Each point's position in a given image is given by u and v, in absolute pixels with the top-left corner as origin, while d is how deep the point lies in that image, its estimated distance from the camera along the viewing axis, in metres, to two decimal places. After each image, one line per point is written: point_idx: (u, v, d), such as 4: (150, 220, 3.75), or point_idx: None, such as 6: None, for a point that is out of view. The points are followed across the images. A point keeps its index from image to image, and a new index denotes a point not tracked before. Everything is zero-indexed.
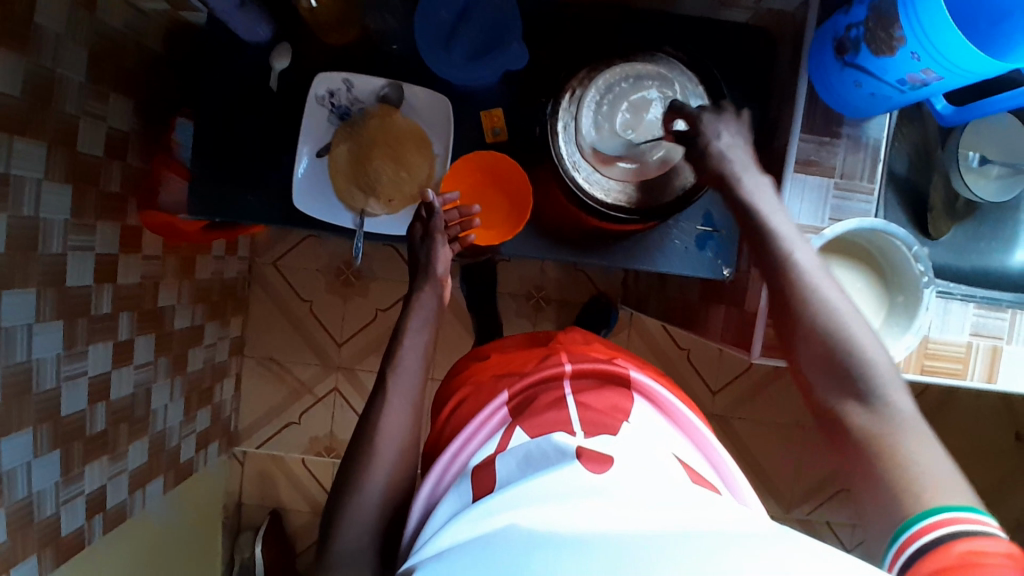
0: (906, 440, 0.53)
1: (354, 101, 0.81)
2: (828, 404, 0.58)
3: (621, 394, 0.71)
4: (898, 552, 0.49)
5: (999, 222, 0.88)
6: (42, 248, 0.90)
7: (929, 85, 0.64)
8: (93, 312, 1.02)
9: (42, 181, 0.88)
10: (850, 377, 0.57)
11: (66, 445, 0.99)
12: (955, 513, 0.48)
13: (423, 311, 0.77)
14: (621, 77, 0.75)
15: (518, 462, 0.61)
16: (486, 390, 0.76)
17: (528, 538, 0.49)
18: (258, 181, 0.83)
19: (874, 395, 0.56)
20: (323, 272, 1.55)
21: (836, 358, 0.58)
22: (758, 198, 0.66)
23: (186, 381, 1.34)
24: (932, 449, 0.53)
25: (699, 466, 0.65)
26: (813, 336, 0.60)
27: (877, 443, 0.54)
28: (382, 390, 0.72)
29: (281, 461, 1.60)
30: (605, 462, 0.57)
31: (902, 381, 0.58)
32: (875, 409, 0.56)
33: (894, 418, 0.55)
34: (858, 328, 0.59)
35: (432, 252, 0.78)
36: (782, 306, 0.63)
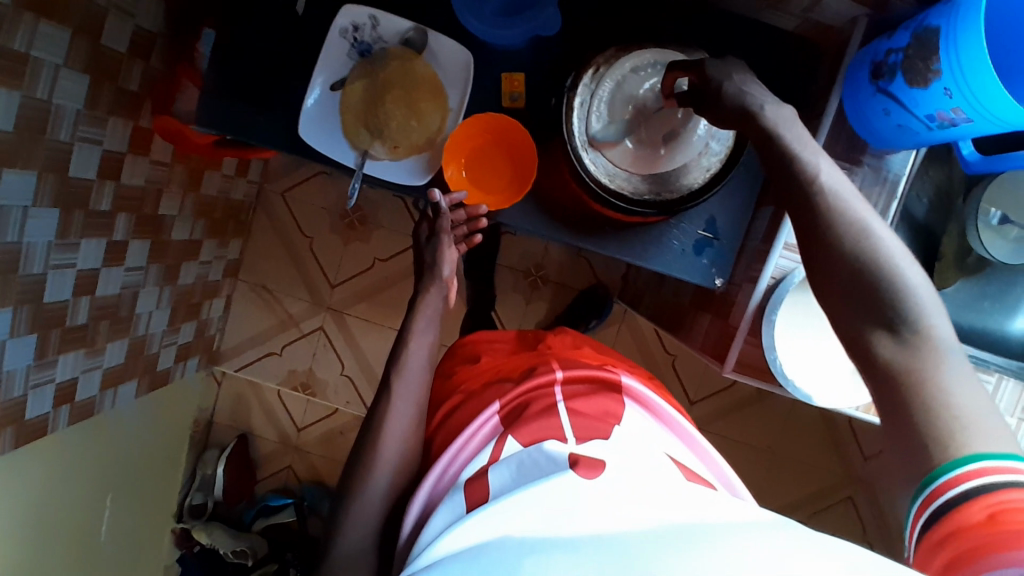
0: (940, 371, 0.47)
1: (377, 39, 0.80)
2: (852, 332, 0.51)
3: (613, 399, 0.71)
4: (921, 508, 0.45)
5: (1008, 284, 0.85)
6: (50, 133, 0.89)
7: (957, 126, 0.61)
8: (91, 206, 1.02)
9: (60, 68, 0.87)
10: (877, 303, 0.50)
11: (44, 332, 1.00)
12: (991, 459, 0.43)
13: (428, 311, 0.80)
14: (649, 62, 0.73)
15: (511, 472, 0.60)
16: (476, 400, 0.76)
17: (526, 546, 0.48)
18: (268, 105, 0.82)
19: (905, 322, 0.49)
20: (328, 211, 1.55)
21: (863, 285, 0.50)
22: (783, 128, 0.58)
23: (174, 292, 1.35)
24: (964, 376, 0.47)
25: (693, 464, 0.66)
26: (836, 268, 0.52)
27: (907, 377, 0.47)
28: (386, 392, 0.74)
29: (257, 388, 1.62)
30: (598, 468, 0.56)
31: (939, 304, 0.50)
32: (904, 339, 0.49)
33: (930, 344, 0.48)
34: (893, 247, 0.51)
35: (438, 253, 0.82)
36: (810, 238, 0.54)
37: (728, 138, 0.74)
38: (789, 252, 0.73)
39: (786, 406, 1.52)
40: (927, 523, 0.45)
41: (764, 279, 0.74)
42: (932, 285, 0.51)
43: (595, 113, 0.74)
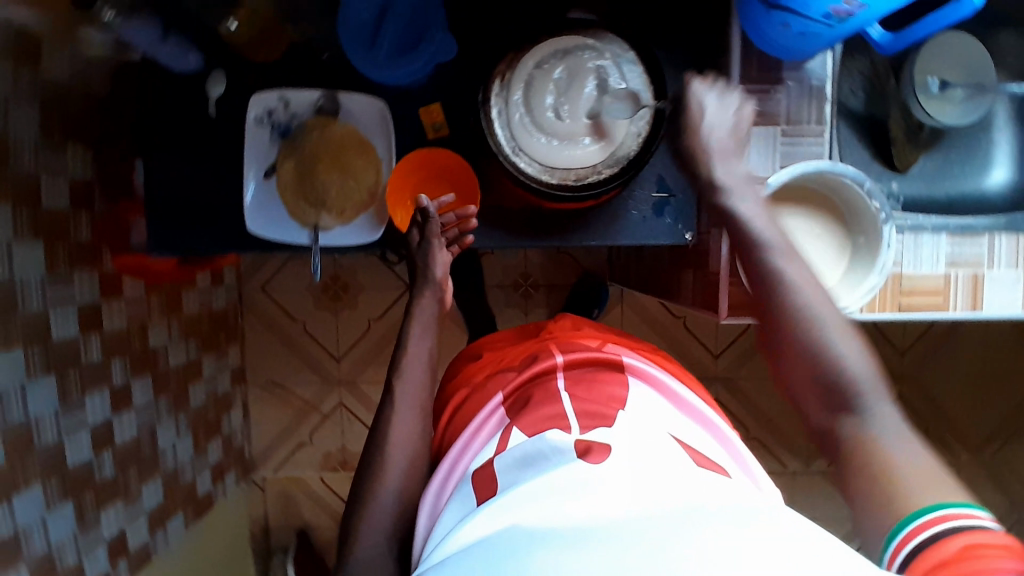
0: (896, 454, 0.55)
1: (292, 116, 0.81)
2: (819, 418, 0.62)
3: (616, 382, 0.70)
4: (898, 552, 0.49)
5: (969, 145, 0.86)
6: (21, 306, 0.92)
7: (855, 14, 0.61)
8: (83, 362, 1.04)
9: (12, 243, 0.90)
10: (837, 391, 0.61)
11: (78, 496, 1.02)
12: (954, 508, 0.49)
13: (422, 317, 0.80)
14: (550, 53, 0.74)
15: (515, 461, 0.60)
16: (481, 393, 0.77)
17: (531, 529, 0.48)
18: (212, 212, 0.84)
19: (856, 405, 0.60)
20: (310, 290, 1.56)
21: (826, 372, 0.61)
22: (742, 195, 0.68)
23: (190, 416, 1.36)
24: (909, 446, 0.56)
25: (711, 449, 0.65)
26: (802, 358, 0.63)
27: (859, 448, 0.57)
28: (390, 399, 0.75)
29: (299, 481, 1.62)
30: (605, 452, 0.57)
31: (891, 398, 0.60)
32: (859, 418, 0.59)
33: (885, 433, 0.57)
34: (841, 343, 0.62)
35: (430, 256, 0.79)
36: (778, 325, 0.65)
37: (641, 75, 0.75)
38: None
39: None
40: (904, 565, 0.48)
41: None
42: (885, 383, 0.61)
43: (515, 119, 0.74)
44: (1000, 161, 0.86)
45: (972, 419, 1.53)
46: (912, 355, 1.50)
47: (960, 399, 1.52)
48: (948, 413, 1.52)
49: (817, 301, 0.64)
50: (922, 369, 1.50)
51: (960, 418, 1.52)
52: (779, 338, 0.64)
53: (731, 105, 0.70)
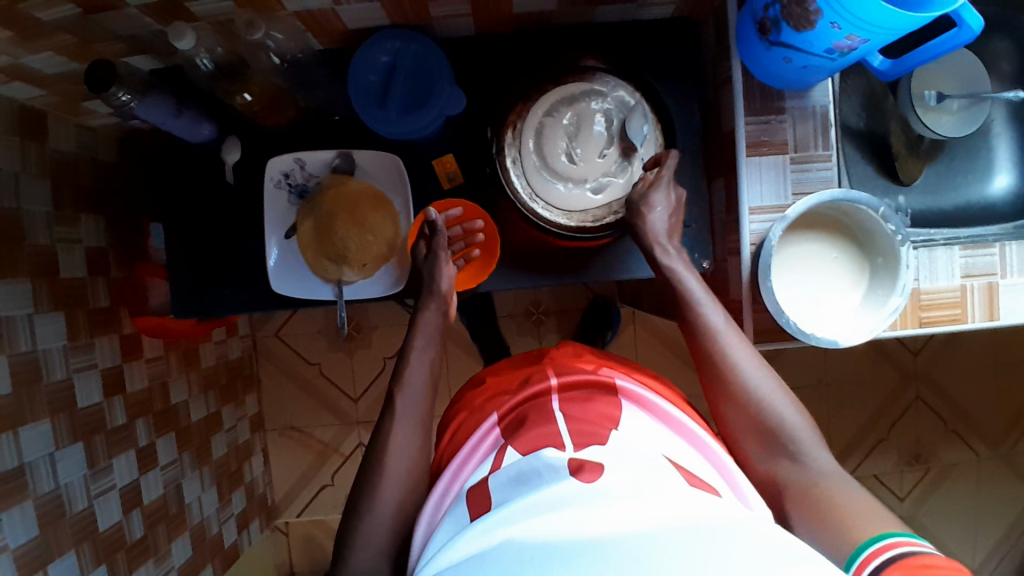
0: (835, 488, 0.61)
1: (309, 176, 0.83)
2: (762, 466, 0.67)
3: (610, 402, 0.70)
4: (860, 569, 0.53)
5: (968, 155, 0.88)
6: (46, 377, 0.93)
7: (857, 48, 0.63)
8: (109, 426, 1.05)
9: (33, 315, 0.91)
10: (778, 440, 0.66)
11: (110, 559, 1.02)
12: (900, 536, 0.53)
13: (427, 330, 0.78)
14: (558, 102, 0.76)
15: (509, 480, 0.60)
16: (477, 413, 0.78)
17: (533, 550, 0.50)
18: (233, 273, 0.85)
19: (798, 452, 0.65)
20: (324, 333, 1.57)
21: (760, 417, 0.67)
22: (683, 273, 0.73)
23: (214, 468, 1.36)
24: (851, 487, 0.62)
25: (692, 463, 0.64)
26: (743, 408, 0.68)
27: (811, 491, 0.62)
28: (388, 412, 0.74)
29: (322, 523, 1.61)
30: (597, 471, 0.57)
31: (821, 439, 0.67)
32: (802, 463, 0.65)
33: (821, 473, 0.63)
34: (773, 392, 0.68)
35: (436, 268, 0.78)
36: (712, 379, 0.70)
37: (645, 113, 0.77)
38: (756, 215, 0.76)
39: None
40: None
41: (745, 247, 0.75)
42: (813, 426, 0.67)
43: (530, 167, 0.76)
44: (1002, 168, 0.88)
45: (990, 413, 1.54)
46: (928, 354, 1.52)
47: (977, 393, 1.53)
48: (964, 408, 1.53)
49: (748, 359, 0.70)
50: (937, 366, 1.52)
51: (981, 413, 1.54)
52: (720, 393, 0.70)
53: (670, 192, 0.74)
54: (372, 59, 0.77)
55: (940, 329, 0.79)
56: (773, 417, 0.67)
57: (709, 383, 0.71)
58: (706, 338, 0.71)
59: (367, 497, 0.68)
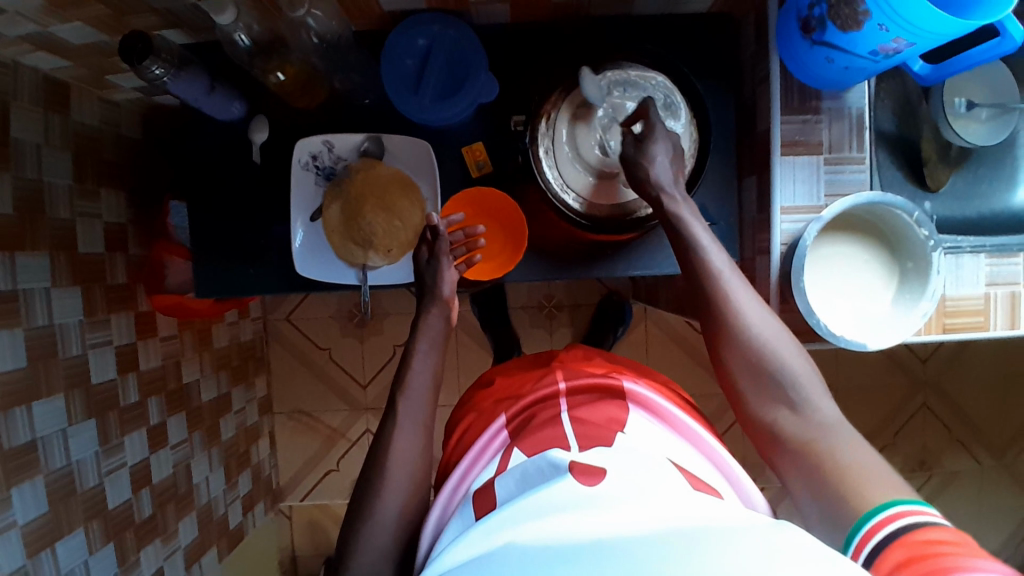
0: (835, 441, 0.59)
1: (337, 159, 0.82)
2: (759, 413, 0.64)
3: (615, 405, 0.70)
4: (862, 544, 0.51)
5: (998, 163, 0.88)
6: (62, 352, 0.92)
7: (902, 51, 0.62)
8: (122, 403, 1.04)
9: (50, 290, 0.91)
10: (777, 387, 0.63)
11: (119, 536, 1.02)
12: (907, 504, 0.51)
13: (429, 333, 0.77)
14: (595, 92, 0.75)
15: (515, 482, 0.61)
16: (487, 413, 0.78)
17: (527, 551, 0.49)
18: (256, 254, 0.85)
19: (800, 401, 0.62)
20: (335, 318, 1.56)
21: (761, 363, 0.64)
22: (688, 217, 0.70)
23: (222, 449, 1.36)
24: (859, 445, 0.58)
25: (700, 468, 0.65)
26: (743, 352, 0.65)
27: (809, 445, 0.60)
28: (393, 413, 0.73)
29: (327, 509, 1.61)
30: (597, 474, 0.57)
31: (824, 385, 0.63)
32: (802, 413, 0.62)
33: (824, 425, 0.61)
34: (776, 337, 0.65)
35: (439, 274, 0.78)
36: (712, 320, 0.67)
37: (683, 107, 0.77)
38: (788, 215, 0.76)
39: None
40: (869, 559, 0.50)
41: (777, 246, 0.75)
42: (816, 368, 0.64)
43: (562, 158, 0.76)
44: None
45: (997, 423, 1.55)
46: (939, 362, 1.52)
47: (986, 402, 1.54)
48: (972, 417, 1.53)
49: (750, 301, 0.67)
50: (947, 375, 1.52)
51: (989, 421, 1.54)
52: (720, 336, 0.66)
53: (667, 139, 0.71)
54: (408, 44, 0.77)
55: (965, 336, 0.78)
56: (775, 365, 0.63)
57: (708, 324, 0.68)
58: (709, 281, 0.67)
59: (389, 482, 0.69)
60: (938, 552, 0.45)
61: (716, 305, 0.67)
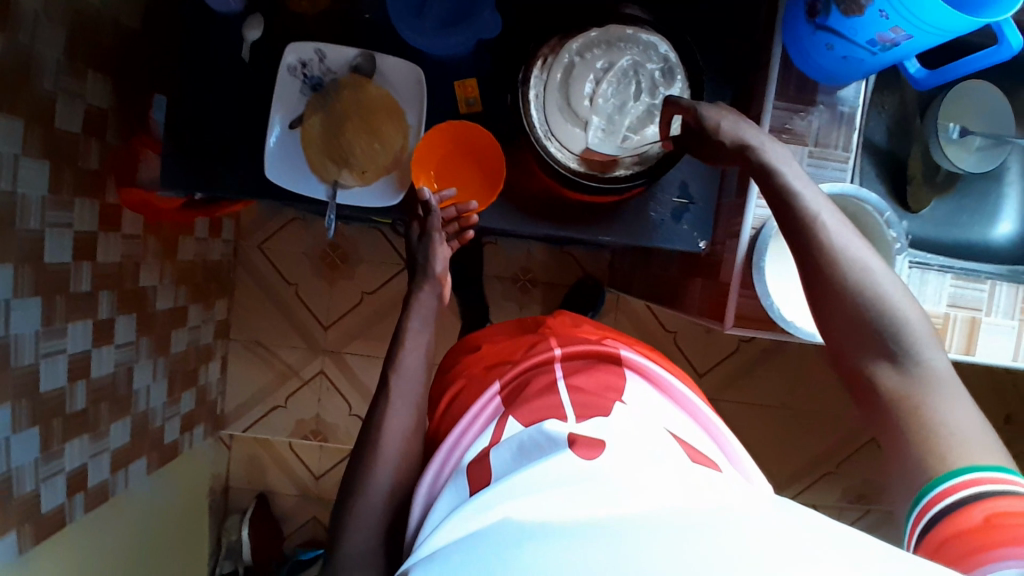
0: (940, 399, 0.55)
1: (327, 71, 0.81)
2: (858, 368, 0.59)
3: (613, 371, 0.73)
4: (923, 511, 0.51)
5: (980, 196, 0.88)
6: (20, 223, 0.89)
7: (899, 45, 0.62)
8: (72, 289, 1.01)
9: (20, 157, 0.87)
10: (881, 340, 0.58)
11: (46, 422, 0.98)
12: (988, 472, 0.50)
13: (422, 311, 0.82)
14: (594, 44, 0.74)
15: (512, 453, 0.60)
16: (476, 385, 0.78)
17: (527, 528, 0.47)
18: (230, 156, 0.82)
19: (905, 356, 0.58)
20: (308, 255, 1.54)
21: (862, 309, 0.59)
22: (779, 163, 0.66)
23: (169, 362, 1.33)
24: (959, 404, 0.55)
25: (696, 435, 0.67)
26: (843, 304, 0.60)
27: (909, 406, 0.56)
28: (385, 393, 0.75)
29: (267, 444, 1.60)
30: (599, 447, 0.56)
31: (936, 340, 0.59)
32: (906, 369, 0.57)
33: (932, 380, 0.56)
34: (890, 285, 0.60)
35: (430, 251, 0.81)
36: (813, 269, 0.62)
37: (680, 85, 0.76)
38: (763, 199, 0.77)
39: (793, 359, 1.54)
40: (928, 526, 0.51)
41: (746, 230, 0.77)
42: (931, 325, 0.60)
43: (551, 103, 0.75)
44: (1006, 216, 0.88)
45: None
46: None
47: None
48: None
49: (853, 242, 0.62)
50: None
51: None
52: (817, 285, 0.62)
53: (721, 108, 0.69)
54: None
55: None
56: (883, 319, 0.59)
57: (805, 271, 0.63)
58: (812, 228, 0.63)
59: None
60: (1004, 530, 0.45)
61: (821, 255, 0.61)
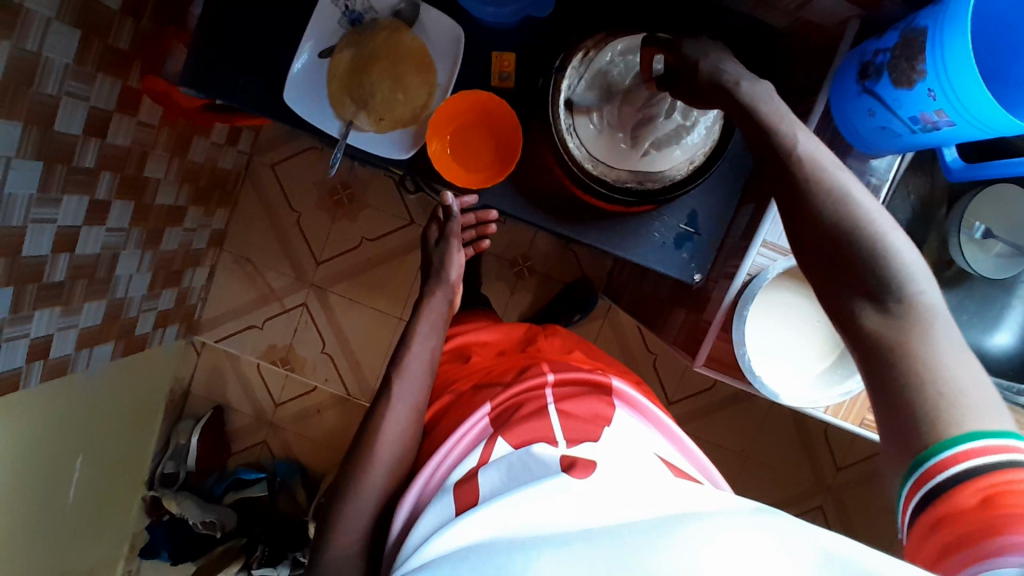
0: (933, 338, 0.52)
1: (368, 9, 0.79)
2: (839, 307, 0.56)
3: (603, 401, 0.75)
4: (914, 489, 0.49)
5: (986, 300, 0.85)
6: (37, 86, 0.86)
7: (940, 129, 0.61)
8: (75, 162, 0.99)
9: (51, 21, 0.85)
10: (859, 278, 0.54)
11: (20, 285, 0.97)
12: (984, 441, 0.46)
13: (431, 314, 0.89)
14: (640, 49, 0.73)
15: (501, 476, 0.63)
16: (466, 403, 0.80)
17: (511, 541, 0.50)
18: (256, 73, 0.81)
19: (888, 294, 0.54)
20: (318, 186, 1.54)
21: (846, 260, 0.55)
22: (757, 101, 0.60)
23: (156, 256, 1.33)
24: (952, 346, 0.52)
25: (678, 461, 0.72)
26: (820, 249, 0.57)
27: (894, 348, 0.52)
28: (387, 391, 0.80)
29: (235, 360, 1.61)
30: (588, 467, 0.59)
31: (932, 278, 0.54)
32: (889, 310, 0.53)
33: (920, 315, 0.52)
34: (880, 219, 0.55)
35: (447, 256, 0.92)
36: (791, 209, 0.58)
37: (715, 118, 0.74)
38: (766, 249, 0.75)
39: (763, 410, 1.54)
40: (923, 504, 0.49)
41: (741, 274, 0.76)
42: (923, 258, 0.55)
43: (581, 98, 0.74)
44: (1006, 326, 0.85)
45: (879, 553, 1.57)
46: (850, 477, 1.56)
47: (873, 532, 1.56)
48: (858, 534, 1.56)
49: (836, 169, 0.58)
50: (853, 490, 1.56)
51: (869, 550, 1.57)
52: (826, 260, 0.57)
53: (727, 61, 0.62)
54: None
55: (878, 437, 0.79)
56: (876, 269, 0.54)
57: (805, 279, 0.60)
58: (802, 169, 0.58)
59: None
60: (1009, 513, 0.43)
61: (844, 236, 0.55)
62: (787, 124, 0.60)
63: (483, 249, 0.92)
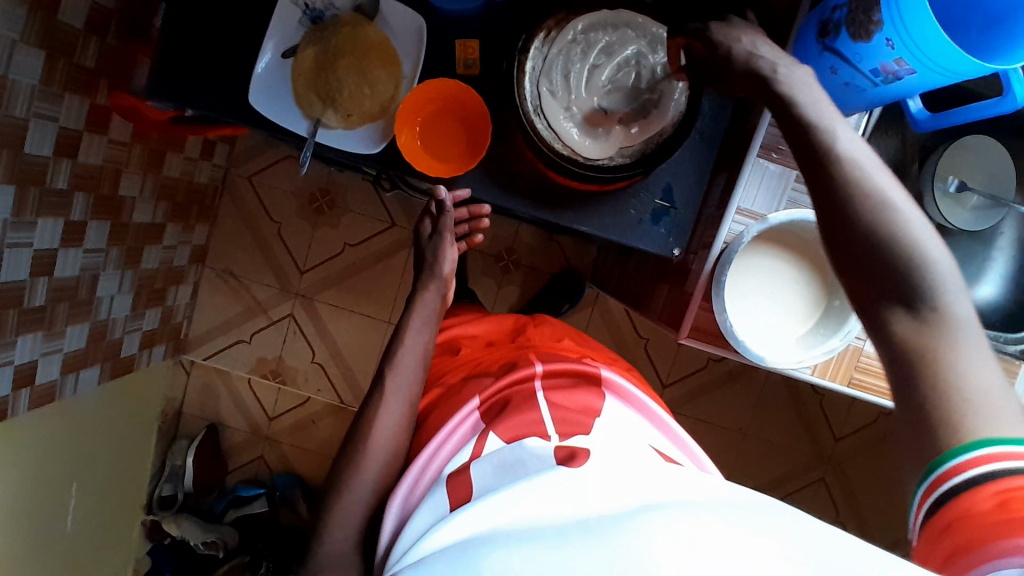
0: (961, 349, 0.50)
1: (328, 6, 0.79)
2: (869, 313, 0.54)
3: (592, 393, 0.75)
4: (928, 489, 0.49)
5: (965, 254, 0.86)
6: (4, 107, 0.85)
7: (902, 78, 0.61)
8: (48, 184, 0.98)
9: (15, 43, 0.84)
10: (881, 275, 0.53)
11: (0, 311, 0.96)
12: (1002, 447, 0.46)
13: (425, 309, 0.88)
14: (603, 24, 0.73)
15: (492, 469, 0.62)
16: (456, 398, 0.79)
17: (508, 532, 0.49)
18: (221, 77, 0.80)
19: (920, 299, 0.52)
20: (297, 195, 1.53)
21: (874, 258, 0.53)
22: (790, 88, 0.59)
23: (138, 275, 1.32)
24: (982, 360, 0.50)
25: (667, 449, 0.72)
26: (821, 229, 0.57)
27: (923, 354, 0.50)
28: (379, 389, 0.79)
29: (226, 375, 1.60)
30: (583, 458, 0.59)
31: (962, 282, 0.53)
32: (922, 316, 0.51)
33: (951, 324, 0.50)
34: (914, 220, 0.54)
35: (440, 249, 0.91)
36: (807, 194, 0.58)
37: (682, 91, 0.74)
38: (740, 216, 0.78)
39: (758, 387, 1.54)
40: (935, 505, 0.49)
41: (718, 242, 0.76)
42: (956, 266, 0.53)
43: (547, 75, 0.74)
44: (989, 279, 0.86)
45: (882, 520, 1.58)
46: (850, 446, 1.56)
47: (875, 500, 1.57)
48: (860, 503, 1.57)
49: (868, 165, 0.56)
50: (853, 460, 1.56)
51: (872, 518, 1.58)
52: None
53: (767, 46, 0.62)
54: None
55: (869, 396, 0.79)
56: (898, 266, 0.53)
57: None
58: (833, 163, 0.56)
59: None
60: None
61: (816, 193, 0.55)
62: (814, 112, 0.58)
63: (473, 245, 0.91)
